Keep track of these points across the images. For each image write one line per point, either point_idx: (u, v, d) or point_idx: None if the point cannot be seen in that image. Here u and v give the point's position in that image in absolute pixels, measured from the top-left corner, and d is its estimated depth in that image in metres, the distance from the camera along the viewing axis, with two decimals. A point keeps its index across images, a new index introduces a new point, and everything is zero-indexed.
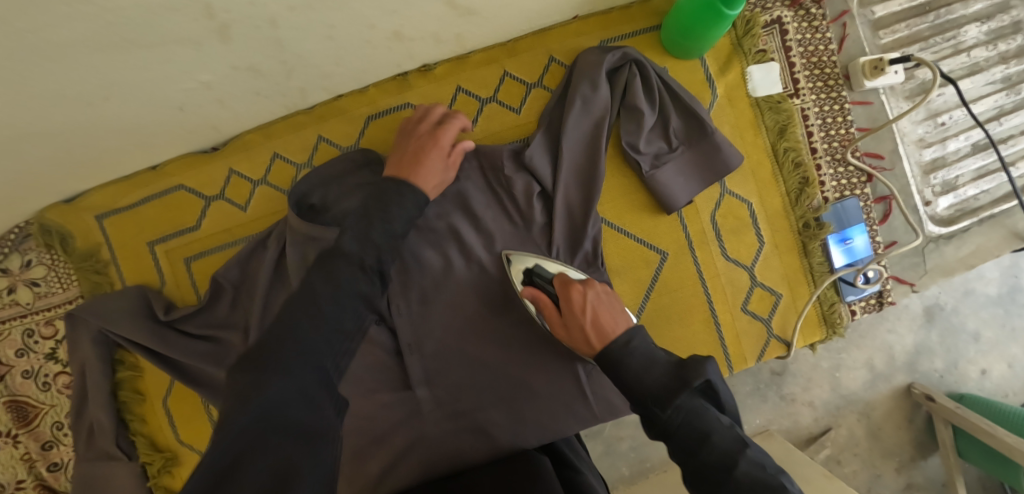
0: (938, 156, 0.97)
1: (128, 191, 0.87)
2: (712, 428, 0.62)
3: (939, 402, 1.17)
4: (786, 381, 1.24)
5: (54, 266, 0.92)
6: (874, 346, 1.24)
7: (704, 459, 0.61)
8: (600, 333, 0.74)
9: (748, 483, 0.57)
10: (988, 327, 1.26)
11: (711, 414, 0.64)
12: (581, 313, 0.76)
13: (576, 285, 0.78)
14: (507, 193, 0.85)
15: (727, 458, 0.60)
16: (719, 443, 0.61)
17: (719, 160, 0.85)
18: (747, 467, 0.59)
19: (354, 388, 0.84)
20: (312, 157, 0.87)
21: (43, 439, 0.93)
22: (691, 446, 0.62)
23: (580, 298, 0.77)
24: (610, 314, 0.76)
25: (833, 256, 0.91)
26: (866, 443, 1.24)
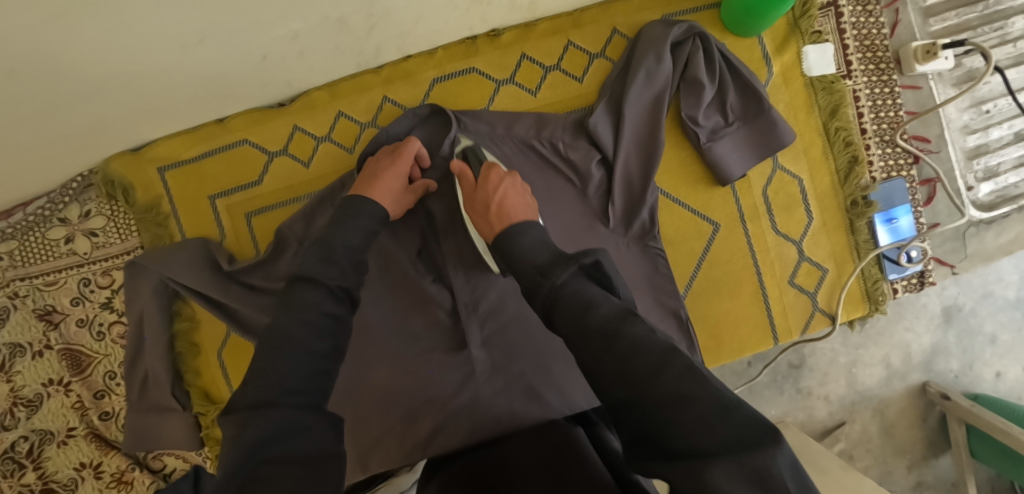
0: (981, 143, 0.99)
1: (192, 144, 0.88)
2: (598, 300, 0.53)
3: (953, 402, 1.21)
4: (803, 374, 1.27)
5: (114, 216, 0.92)
6: (891, 344, 1.27)
7: (590, 331, 0.50)
8: (501, 211, 0.73)
9: (634, 347, 0.48)
10: (1006, 329, 1.29)
11: (598, 291, 0.55)
12: (491, 192, 0.75)
13: (498, 170, 0.78)
14: (569, 158, 0.87)
15: (612, 327, 0.50)
16: (606, 314, 0.51)
17: (775, 136, 0.87)
18: (633, 334, 0.49)
19: (412, 347, 0.87)
20: (377, 117, 0.89)
21: (96, 388, 0.95)
22: (577, 318, 0.52)
23: (497, 182, 0.77)
24: (519, 202, 0.75)
25: (878, 234, 0.93)
26: (878, 440, 1.28)
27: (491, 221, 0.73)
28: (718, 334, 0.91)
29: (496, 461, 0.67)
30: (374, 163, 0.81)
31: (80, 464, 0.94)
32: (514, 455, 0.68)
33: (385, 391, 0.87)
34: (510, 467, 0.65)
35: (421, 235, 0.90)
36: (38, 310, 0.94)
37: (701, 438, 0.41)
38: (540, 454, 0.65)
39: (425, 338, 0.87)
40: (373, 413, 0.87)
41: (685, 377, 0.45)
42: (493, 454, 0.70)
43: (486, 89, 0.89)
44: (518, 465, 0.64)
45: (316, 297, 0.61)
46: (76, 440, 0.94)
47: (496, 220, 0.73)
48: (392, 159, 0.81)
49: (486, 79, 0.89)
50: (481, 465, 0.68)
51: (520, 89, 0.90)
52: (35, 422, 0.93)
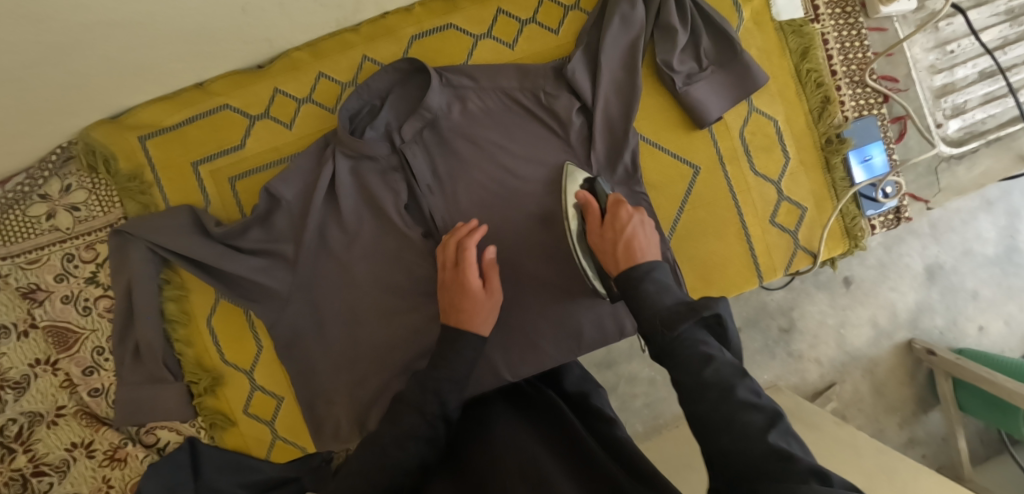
0: (948, 82, 1.02)
1: (173, 110, 0.89)
2: (715, 356, 0.58)
3: (939, 356, 1.34)
4: (794, 339, 1.39)
5: (96, 189, 0.92)
6: (877, 304, 1.40)
7: (702, 384, 0.55)
8: (627, 250, 0.74)
9: (740, 406, 0.53)
10: (987, 285, 1.43)
11: (711, 347, 0.59)
12: (619, 230, 0.76)
13: (628, 207, 0.79)
14: (549, 108, 0.88)
15: (726, 383, 0.55)
16: (718, 370, 0.56)
17: (748, 78, 0.90)
18: (744, 395, 0.54)
19: (404, 301, 0.89)
20: (357, 76, 0.90)
21: (84, 364, 0.93)
22: (691, 367, 0.57)
23: (625, 219, 0.77)
24: (647, 241, 0.75)
25: (853, 172, 0.96)
26: (870, 399, 1.41)
27: (615, 256, 0.75)
28: (707, 275, 0.93)
29: (484, 442, 0.66)
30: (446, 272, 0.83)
31: (71, 444, 0.93)
32: (503, 427, 0.68)
33: (381, 345, 0.89)
34: (514, 443, 0.63)
35: (408, 188, 0.88)
36: (22, 289, 0.92)
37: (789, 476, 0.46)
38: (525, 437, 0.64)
39: (419, 292, 0.89)
40: (371, 369, 0.89)
41: (784, 433, 0.51)
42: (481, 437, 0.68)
43: (464, 44, 0.91)
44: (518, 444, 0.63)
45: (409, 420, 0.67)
46: (66, 418, 0.93)
47: (622, 258, 0.73)
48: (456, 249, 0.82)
49: (464, 35, 0.90)
50: (475, 450, 0.65)
51: (497, 42, 0.91)
52: (23, 404, 0.92)
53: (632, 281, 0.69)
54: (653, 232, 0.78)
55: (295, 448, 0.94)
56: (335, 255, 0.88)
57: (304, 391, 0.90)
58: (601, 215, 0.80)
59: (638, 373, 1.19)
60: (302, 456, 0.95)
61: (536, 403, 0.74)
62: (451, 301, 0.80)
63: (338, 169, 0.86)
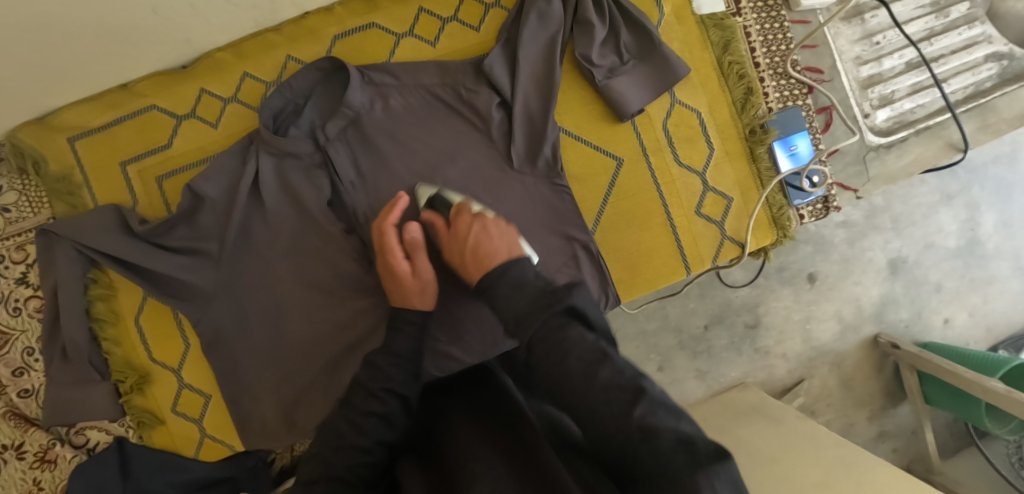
0: (875, 72, 1.02)
1: (101, 111, 0.90)
2: (572, 346, 0.52)
3: (903, 349, 1.33)
4: (759, 335, 1.38)
5: (26, 190, 0.93)
6: (842, 299, 1.40)
7: (564, 377, 0.51)
8: (477, 257, 0.70)
9: (605, 393, 0.49)
10: (950, 278, 1.43)
11: (574, 331, 0.53)
12: (463, 241, 0.74)
13: (468, 213, 0.77)
14: (470, 104, 0.90)
15: (587, 373, 0.50)
16: (578, 359, 0.51)
17: (667, 71, 0.91)
18: (607, 377, 0.50)
19: (328, 297, 0.91)
20: (282, 75, 0.91)
21: (14, 365, 0.93)
22: (551, 364, 0.52)
23: (467, 229, 0.75)
24: (492, 241, 0.72)
25: (779, 162, 0.96)
26: (838, 393, 1.40)
27: (468, 268, 0.71)
28: (633, 265, 0.94)
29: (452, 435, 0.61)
30: (384, 268, 0.82)
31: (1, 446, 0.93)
32: (462, 394, 0.71)
33: (306, 339, 0.91)
34: (472, 430, 0.60)
35: (331, 185, 0.89)
36: None
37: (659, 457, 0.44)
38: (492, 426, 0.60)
39: (342, 286, 0.91)
40: (296, 364, 0.91)
41: (654, 412, 0.47)
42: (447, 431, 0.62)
43: (387, 43, 0.92)
44: (470, 429, 0.61)
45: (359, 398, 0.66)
46: None
47: (474, 270, 0.70)
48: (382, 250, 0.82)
49: (386, 33, 0.92)
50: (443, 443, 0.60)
51: (419, 40, 0.93)
52: None
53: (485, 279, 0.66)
54: (507, 228, 0.76)
55: (223, 448, 0.94)
56: (259, 252, 0.90)
57: (229, 387, 0.91)
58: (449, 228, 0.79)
59: None
60: (231, 455, 0.95)
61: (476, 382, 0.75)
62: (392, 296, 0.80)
63: (262, 167, 0.87)
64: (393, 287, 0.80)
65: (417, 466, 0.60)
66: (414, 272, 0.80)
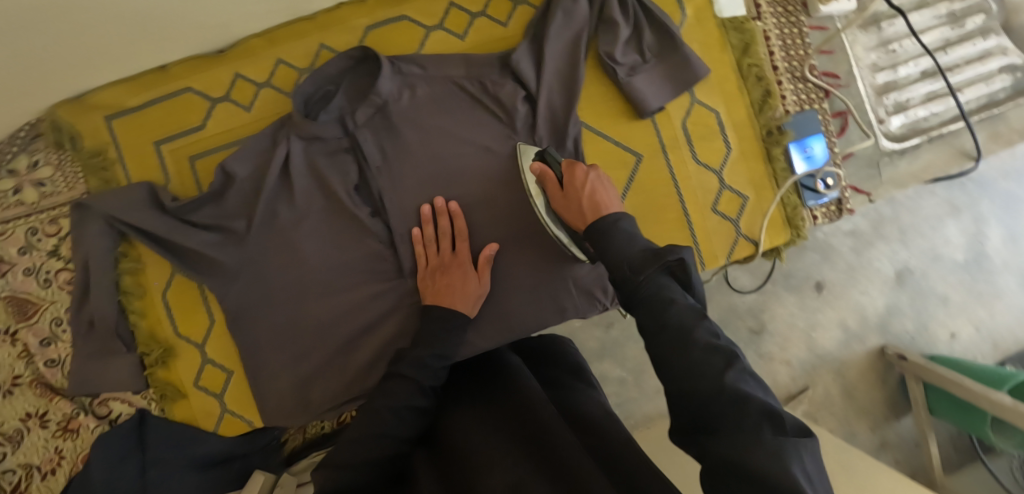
0: (891, 80, 1.05)
1: (137, 91, 0.93)
2: (675, 298, 0.58)
3: (909, 361, 1.35)
4: (765, 340, 1.40)
5: (61, 165, 0.96)
6: (846, 307, 1.41)
7: (661, 335, 0.56)
8: (595, 205, 0.76)
9: (701, 350, 0.53)
10: (956, 290, 1.45)
11: (676, 289, 0.59)
12: (580, 189, 0.78)
13: (582, 166, 0.81)
14: (495, 95, 0.92)
15: (686, 330, 0.55)
16: (681, 311, 0.57)
17: (688, 71, 0.94)
18: (704, 338, 0.54)
19: (349, 278, 0.93)
20: (314, 63, 0.94)
21: (42, 335, 0.96)
22: (653, 315, 0.57)
23: (583, 178, 0.79)
24: (608, 195, 0.78)
25: (795, 163, 0.99)
26: (841, 401, 1.41)
27: (585, 213, 0.77)
28: None
29: (461, 420, 0.70)
30: (448, 266, 0.88)
31: (24, 415, 0.96)
32: (478, 380, 0.79)
33: (325, 319, 0.92)
34: (478, 417, 0.69)
35: (359, 170, 0.93)
36: None
37: (739, 424, 0.48)
38: (502, 411, 0.69)
39: (363, 268, 0.93)
40: (314, 344, 0.93)
41: (740, 378, 0.51)
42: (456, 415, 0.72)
43: (416, 35, 0.95)
44: (479, 415, 0.70)
45: (402, 389, 0.70)
46: (22, 387, 0.96)
47: (592, 214, 0.75)
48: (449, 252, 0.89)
49: (416, 26, 0.95)
50: (450, 427, 0.70)
51: (447, 34, 0.95)
52: None
53: (604, 224, 0.71)
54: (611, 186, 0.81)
55: (242, 423, 0.96)
56: (283, 233, 0.92)
57: (249, 364, 0.93)
58: (558, 180, 0.83)
59: (610, 372, 1.24)
60: (248, 431, 0.97)
61: (480, 368, 0.83)
62: (447, 285, 0.86)
63: (292, 150, 0.90)
64: (454, 279, 0.87)
65: (435, 453, 0.69)
66: (477, 280, 0.88)
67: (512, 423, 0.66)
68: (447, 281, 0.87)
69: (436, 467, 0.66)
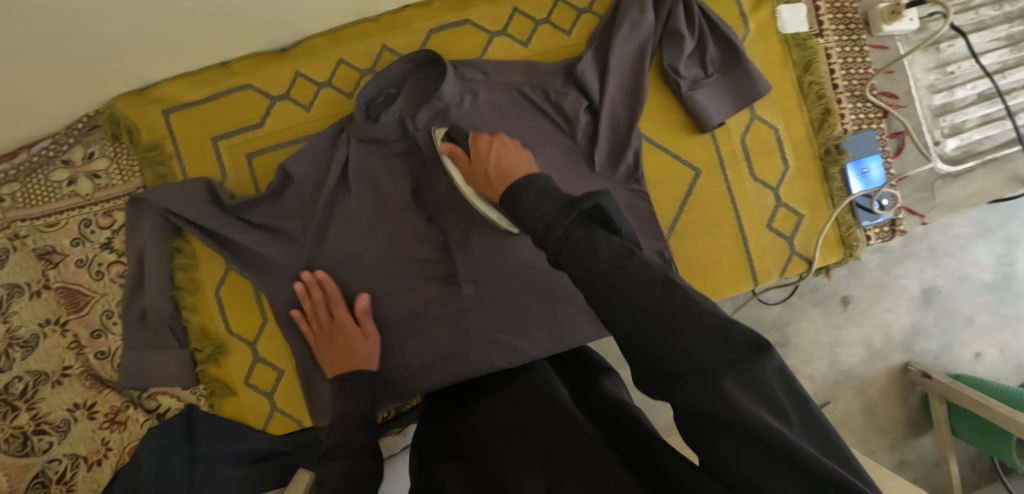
0: (947, 101, 1.04)
1: (197, 86, 0.92)
2: (599, 246, 0.55)
3: (933, 380, 1.35)
4: (788, 353, 1.40)
5: (117, 158, 0.95)
6: (872, 324, 1.41)
7: (596, 277, 0.54)
8: (501, 171, 0.79)
9: (634, 283, 0.53)
10: (982, 312, 1.45)
11: (600, 235, 0.57)
12: (486, 158, 0.81)
13: (486, 136, 0.84)
14: (558, 104, 0.91)
15: (617, 269, 0.54)
16: (609, 257, 0.55)
17: (750, 87, 0.93)
18: (633, 275, 0.53)
19: (403, 282, 0.92)
20: (376, 65, 0.94)
21: (93, 326, 0.96)
22: (582, 264, 0.55)
23: (487, 147, 0.82)
24: (514, 158, 0.80)
25: (851, 183, 0.98)
26: (861, 418, 1.42)
27: (492, 181, 0.79)
28: (701, 274, 0.95)
29: (486, 420, 0.70)
30: (327, 336, 0.89)
31: (73, 405, 0.97)
32: (500, 387, 0.80)
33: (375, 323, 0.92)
34: (502, 417, 0.69)
35: (418, 173, 0.91)
36: (38, 250, 0.96)
37: (688, 355, 0.48)
38: (525, 409, 0.68)
39: (417, 273, 0.92)
40: None
41: (683, 304, 0.50)
42: (481, 415, 0.72)
43: (479, 40, 0.94)
44: (501, 413, 0.70)
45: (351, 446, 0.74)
46: (72, 377, 0.96)
47: (499, 179, 0.78)
48: (327, 319, 0.90)
49: (479, 31, 0.94)
50: (476, 428, 0.70)
51: (511, 40, 0.95)
52: (30, 363, 0.96)
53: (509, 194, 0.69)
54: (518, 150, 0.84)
55: (292, 421, 0.96)
56: (339, 235, 0.91)
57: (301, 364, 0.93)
58: (467, 155, 0.85)
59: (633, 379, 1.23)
60: (297, 430, 0.97)
61: (503, 377, 0.84)
62: (337, 355, 0.89)
63: (351, 152, 0.89)
64: (337, 349, 0.89)
65: (457, 451, 0.68)
66: (364, 335, 0.89)
67: (538, 419, 0.65)
68: (333, 353, 0.89)
69: (461, 467, 0.65)
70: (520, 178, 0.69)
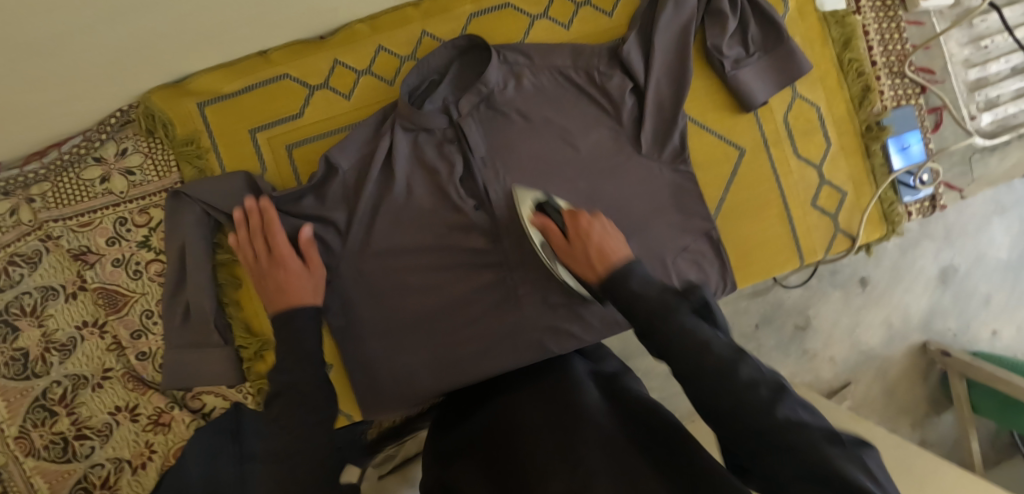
0: (981, 76, 1.04)
1: (232, 77, 0.89)
2: (712, 340, 0.60)
3: (953, 358, 1.36)
4: (808, 336, 1.40)
5: (153, 153, 0.93)
6: (890, 306, 1.42)
7: (702, 369, 0.59)
8: (601, 255, 0.75)
9: (733, 367, 0.58)
10: (999, 291, 1.45)
11: (709, 331, 0.62)
12: (586, 238, 0.77)
13: (585, 215, 0.79)
14: (603, 86, 0.91)
15: (727, 367, 0.58)
16: (719, 351, 0.60)
17: (793, 64, 0.92)
18: (746, 374, 0.57)
19: (451, 272, 0.90)
20: (416, 51, 0.92)
21: (133, 327, 0.94)
22: (693, 359, 0.59)
23: (588, 225, 0.78)
24: (618, 243, 0.76)
25: (892, 159, 0.99)
26: (882, 399, 1.44)
27: (591, 264, 0.76)
28: (748, 254, 0.96)
29: (509, 418, 0.70)
30: (264, 263, 0.82)
31: (115, 408, 0.95)
32: (521, 383, 0.79)
33: (423, 315, 0.90)
34: (528, 414, 0.69)
35: (463, 159, 0.89)
36: (73, 251, 0.93)
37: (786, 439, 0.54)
38: (550, 406, 0.68)
39: (466, 261, 0.90)
40: (414, 339, 0.90)
41: (779, 396, 0.56)
42: (504, 413, 0.72)
43: (520, 24, 0.93)
44: (527, 410, 0.70)
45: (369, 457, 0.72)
46: (114, 379, 0.95)
47: (601, 266, 0.74)
48: (266, 248, 0.83)
49: (520, 14, 0.93)
50: (499, 424, 0.70)
51: (553, 23, 0.93)
52: (68, 366, 0.94)
53: (617, 282, 0.71)
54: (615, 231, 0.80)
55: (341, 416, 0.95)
56: (385, 226, 0.89)
57: (350, 359, 0.91)
58: (563, 233, 0.81)
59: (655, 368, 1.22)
60: (347, 424, 0.96)
61: (522, 374, 0.83)
62: (274, 286, 0.81)
63: (396, 141, 0.88)
64: (276, 276, 0.81)
65: (481, 447, 0.68)
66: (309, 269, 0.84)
67: (564, 416, 0.65)
68: (269, 282, 0.81)
69: (482, 463, 0.66)
70: (622, 264, 0.73)
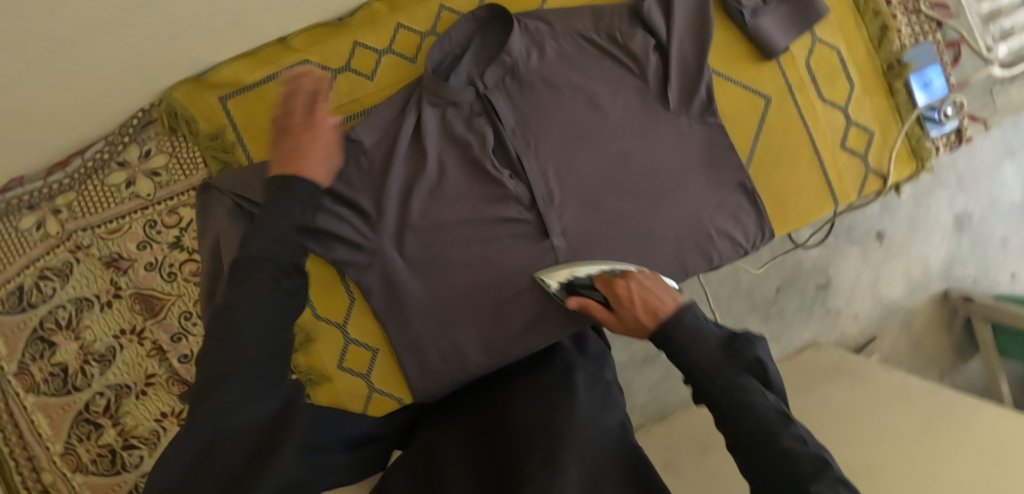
0: (994, 8, 1.04)
1: (253, 67, 0.87)
2: (756, 400, 0.56)
3: (976, 303, 1.37)
4: (830, 295, 1.38)
5: (177, 152, 0.91)
6: (908, 259, 1.41)
7: (738, 417, 0.56)
8: (651, 314, 0.67)
9: (755, 416, 0.55)
10: (1016, 232, 1.45)
11: (758, 388, 0.58)
12: (629, 304, 0.70)
13: (620, 280, 0.74)
14: (626, 46, 0.90)
15: (766, 427, 0.55)
16: (764, 416, 0.55)
17: (811, 8, 0.92)
18: (762, 421, 0.55)
19: (489, 246, 0.89)
20: (436, 26, 0.92)
21: (172, 330, 0.94)
22: (728, 414, 0.57)
23: (626, 291, 0.72)
24: (664, 294, 0.69)
25: (915, 96, 0.98)
26: (908, 350, 1.44)
27: (642, 329, 0.68)
28: (783, 203, 0.96)
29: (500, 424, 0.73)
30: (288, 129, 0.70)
31: (160, 414, 0.95)
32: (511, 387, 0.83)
33: (467, 292, 0.89)
34: (517, 417, 0.72)
35: (493, 131, 0.89)
36: (104, 258, 0.92)
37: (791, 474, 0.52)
38: (538, 410, 0.72)
39: (504, 233, 0.89)
40: (459, 317, 0.90)
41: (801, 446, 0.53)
42: (498, 419, 0.75)
43: None
44: (516, 414, 0.73)
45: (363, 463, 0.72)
46: (157, 385, 0.94)
47: (651, 324, 0.66)
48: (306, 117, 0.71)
49: None
50: (492, 432, 0.73)
51: None
52: (109, 377, 0.93)
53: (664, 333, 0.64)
54: (660, 282, 0.73)
55: (392, 401, 0.94)
56: (421, 205, 0.88)
57: (399, 340, 0.91)
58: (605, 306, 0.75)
59: None
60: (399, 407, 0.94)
61: (514, 375, 0.86)
62: (292, 149, 0.68)
63: (424, 116, 0.87)
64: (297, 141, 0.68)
65: (472, 450, 0.72)
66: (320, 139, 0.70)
67: (550, 419, 0.69)
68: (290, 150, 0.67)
69: (467, 454, 0.71)
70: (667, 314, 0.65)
